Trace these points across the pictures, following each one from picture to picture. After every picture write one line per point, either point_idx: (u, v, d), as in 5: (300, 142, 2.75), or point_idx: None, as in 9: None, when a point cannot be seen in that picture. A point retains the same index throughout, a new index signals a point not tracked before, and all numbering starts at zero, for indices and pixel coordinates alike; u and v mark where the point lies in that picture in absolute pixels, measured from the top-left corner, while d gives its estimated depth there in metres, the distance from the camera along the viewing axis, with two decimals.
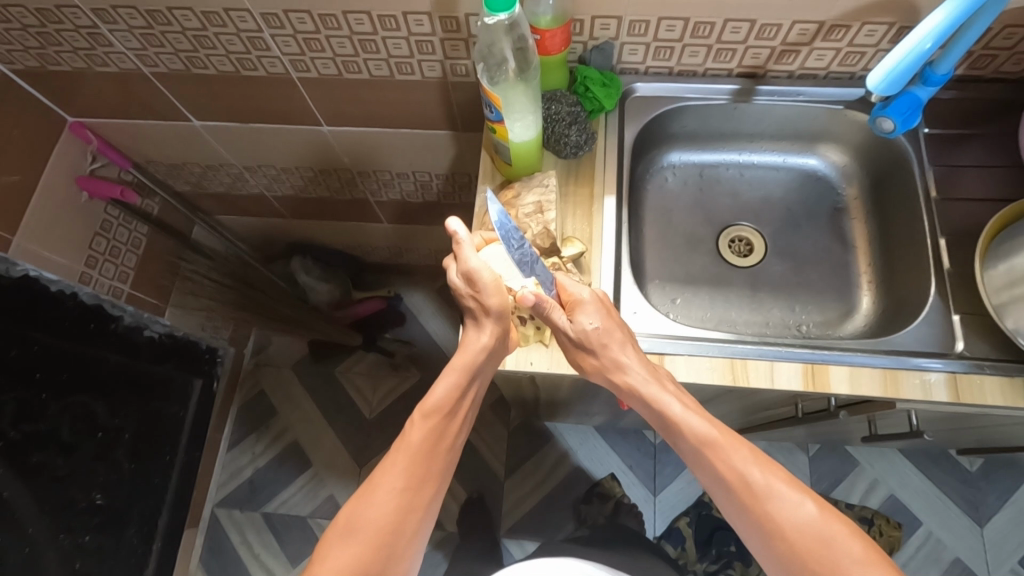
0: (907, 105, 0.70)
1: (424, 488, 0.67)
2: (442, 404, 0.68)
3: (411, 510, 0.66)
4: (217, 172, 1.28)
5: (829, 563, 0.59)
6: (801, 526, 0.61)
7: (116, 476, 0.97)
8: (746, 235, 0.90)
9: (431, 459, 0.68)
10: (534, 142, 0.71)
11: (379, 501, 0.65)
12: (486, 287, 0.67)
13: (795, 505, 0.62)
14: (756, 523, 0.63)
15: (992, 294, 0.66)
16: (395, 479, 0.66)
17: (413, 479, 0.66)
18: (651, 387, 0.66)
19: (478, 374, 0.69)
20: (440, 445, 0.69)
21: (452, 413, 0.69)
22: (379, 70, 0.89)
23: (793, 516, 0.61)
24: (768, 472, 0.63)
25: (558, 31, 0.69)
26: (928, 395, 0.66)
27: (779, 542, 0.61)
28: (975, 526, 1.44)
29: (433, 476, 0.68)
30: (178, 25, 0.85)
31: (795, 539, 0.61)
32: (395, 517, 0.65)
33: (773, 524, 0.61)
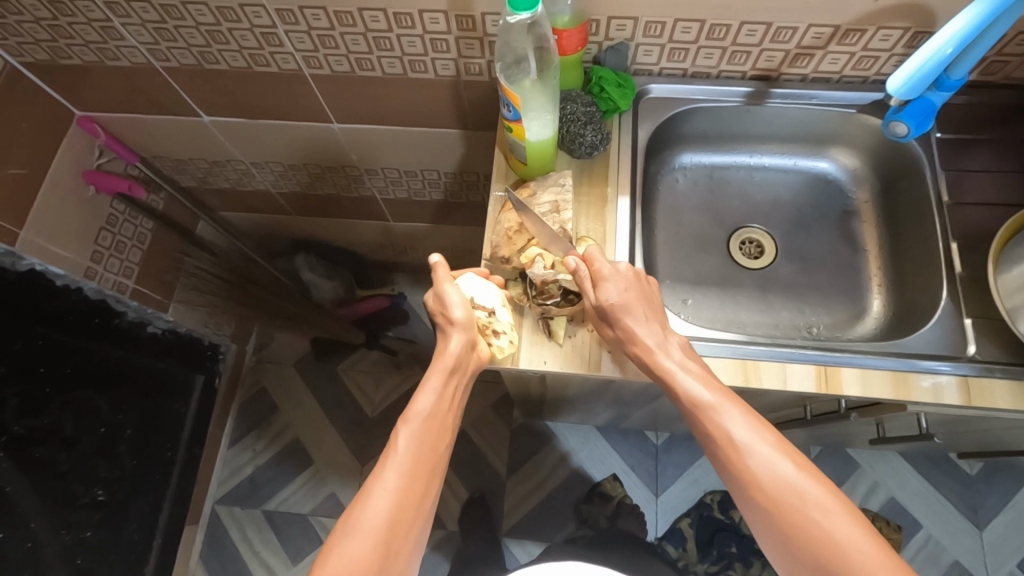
0: (921, 109, 0.71)
1: (420, 489, 0.63)
2: (430, 405, 0.65)
3: (411, 511, 0.62)
4: (223, 167, 1.27)
5: (801, 523, 0.59)
6: (778, 485, 0.60)
7: (116, 471, 1.01)
8: (756, 237, 0.90)
9: (425, 461, 0.64)
10: (550, 141, 0.71)
11: (375, 504, 0.61)
12: (455, 305, 0.68)
13: (775, 466, 0.61)
14: (735, 477, 0.63)
15: (1005, 298, 0.66)
16: (388, 482, 0.62)
17: (410, 479, 0.63)
18: (655, 352, 0.66)
19: (458, 377, 0.68)
20: (434, 446, 0.65)
21: (441, 413, 0.66)
22: (392, 67, 0.89)
23: (772, 475, 0.60)
24: (754, 433, 0.62)
25: (575, 31, 0.70)
26: (939, 398, 0.67)
27: (754, 498, 0.61)
28: (974, 529, 1.45)
29: (429, 476, 0.64)
30: (192, 20, 0.84)
31: (768, 496, 0.60)
32: (393, 519, 0.61)
33: (749, 480, 0.61)
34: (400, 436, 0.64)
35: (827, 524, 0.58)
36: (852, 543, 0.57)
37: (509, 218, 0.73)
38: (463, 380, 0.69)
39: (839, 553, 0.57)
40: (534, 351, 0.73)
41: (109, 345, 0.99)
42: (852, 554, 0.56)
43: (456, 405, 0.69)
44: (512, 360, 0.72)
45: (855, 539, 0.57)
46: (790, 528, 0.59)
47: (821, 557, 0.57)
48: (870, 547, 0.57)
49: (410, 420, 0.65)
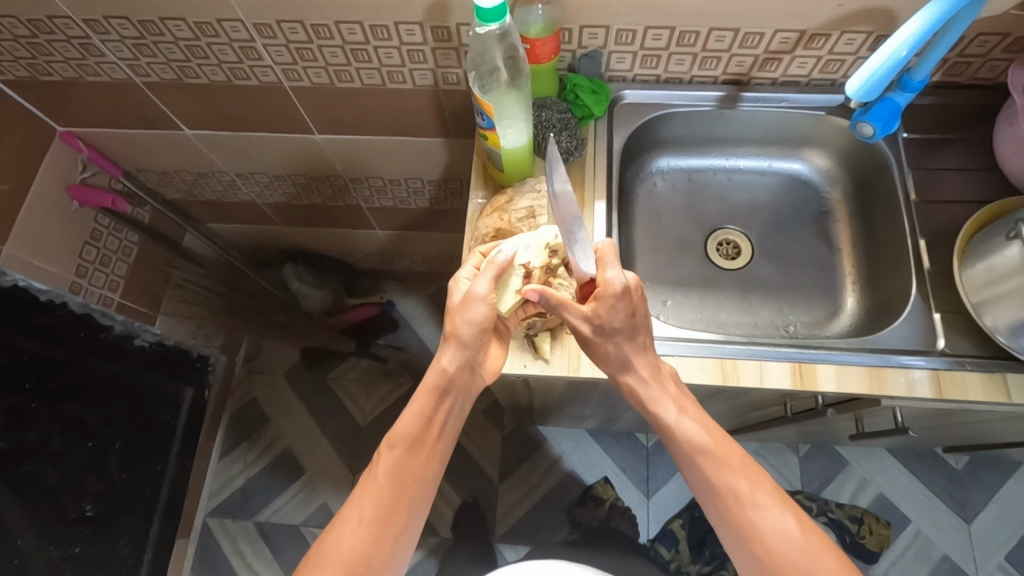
0: (886, 111, 0.73)
1: (394, 520, 0.67)
2: (410, 430, 0.69)
3: (383, 539, 0.67)
4: (208, 180, 1.28)
5: (751, 525, 0.65)
6: (733, 494, 0.65)
7: (106, 485, 1.17)
8: (733, 238, 0.92)
9: (402, 492, 0.68)
10: (526, 148, 0.72)
11: (349, 531, 0.66)
12: (467, 332, 0.67)
13: (732, 478, 0.66)
14: (699, 482, 0.68)
15: (971, 293, 0.67)
16: (363, 512, 0.67)
17: (385, 508, 0.67)
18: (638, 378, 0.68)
19: (450, 396, 0.70)
20: (416, 475, 0.69)
21: (423, 437, 0.69)
22: (370, 79, 0.90)
23: (725, 485, 0.66)
24: (713, 448, 0.67)
25: (547, 40, 0.71)
26: (912, 392, 0.68)
27: (711, 502, 0.67)
28: (962, 523, 1.47)
29: (405, 507, 0.68)
30: (170, 36, 0.85)
31: (721, 501, 0.66)
32: (366, 549, 0.65)
33: (708, 489, 0.67)
34: (381, 460, 0.68)
35: (773, 527, 0.64)
36: (792, 545, 0.63)
37: (486, 225, 0.73)
38: (455, 400, 0.70)
39: (780, 554, 0.63)
40: (515, 353, 0.73)
41: (97, 359, 1.14)
42: (792, 555, 0.63)
43: (446, 430, 0.72)
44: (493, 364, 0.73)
45: (796, 543, 0.63)
46: (742, 532, 0.65)
47: (766, 555, 0.63)
48: (809, 550, 0.63)
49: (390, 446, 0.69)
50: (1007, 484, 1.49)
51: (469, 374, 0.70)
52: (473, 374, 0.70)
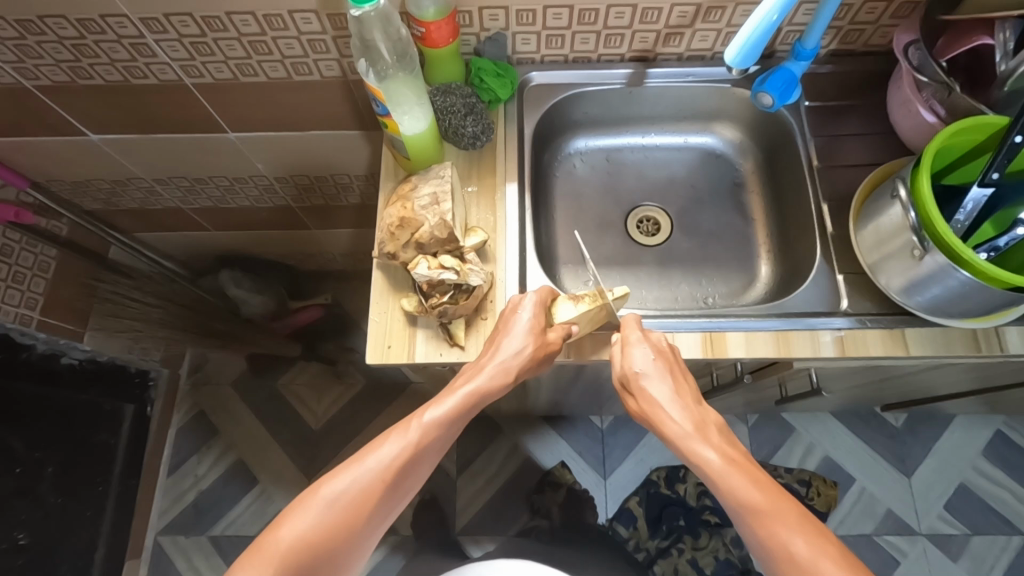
0: (783, 79, 0.75)
1: (402, 485, 0.63)
2: (439, 419, 0.64)
3: (384, 500, 0.62)
4: (125, 187, 1.22)
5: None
6: (789, 557, 0.54)
7: (38, 510, 1.24)
8: (653, 215, 0.92)
9: (421, 462, 0.64)
10: (427, 134, 0.71)
11: (359, 477, 0.61)
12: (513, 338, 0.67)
13: (789, 537, 0.55)
14: (757, 546, 0.57)
15: (866, 252, 0.69)
16: (382, 464, 0.62)
17: (401, 470, 0.62)
18: (689, 437, 0.63)
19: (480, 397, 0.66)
20: (437, 448, 0.65)
21: (450, 424, 0.65)
22: (275, 72, 0.88)
23: (781, 544, 0.55)
24: (774, 494, 0.58)
25: (442, 23, 0.70)
26: (818, 352, 0.70)
27: (770, 567, 0.56)
28: (903, 478, 1.53)
29: (415, 474, 0.64)
30: (53, 35, 0.81)
31: (777, 566, 0.55)
32: (368, 503, 0.61)
33: (764, 550, 0.56)
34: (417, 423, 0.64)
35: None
36: None
37: (390, 215, 0.71)
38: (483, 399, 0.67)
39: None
40: (431, 344, 0.72)
41: (19, 380, 1.23)
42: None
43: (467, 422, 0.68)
44: (409, 356, 0.71)
45: None
46: None
47: None
48: None
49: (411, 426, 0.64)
50: (943, 437, 1.55)
51: (522, 365, 0.67)
52: (526, 365, 0.67)
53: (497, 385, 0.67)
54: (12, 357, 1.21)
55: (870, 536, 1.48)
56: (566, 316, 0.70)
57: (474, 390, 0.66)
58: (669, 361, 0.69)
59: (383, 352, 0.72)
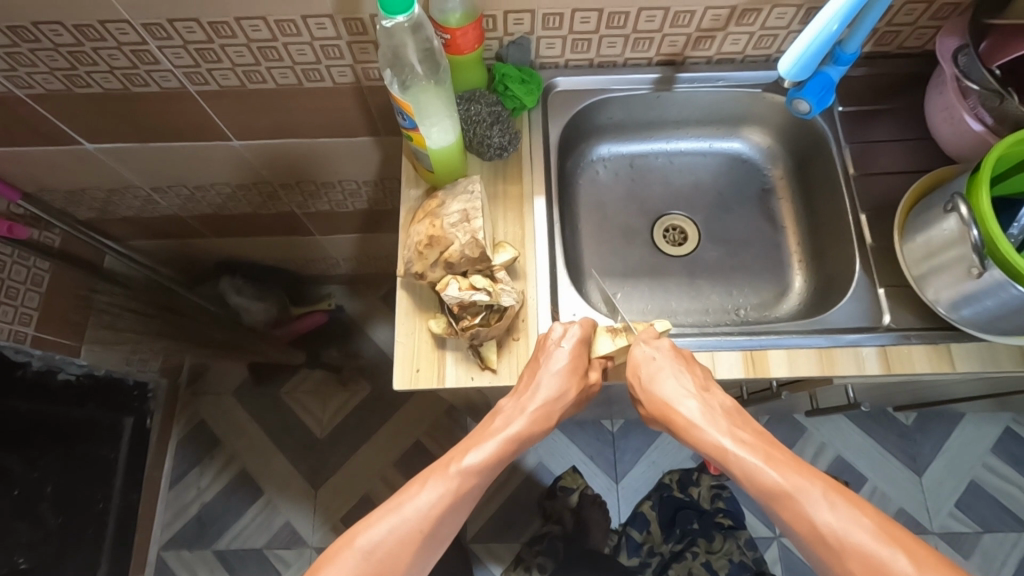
0: (820, 85, 0.72)
1: (440, 534, 0.60)
2: (480, 464, 0.62)
3: (425, 551, 0.59)
4: (122, 196, 1.17)
5: (843, 561, 0.53)
6: (816, 527, 0.55)
7: (38, 532, 1.20)
8: (679, 223, 0.90)
9: (460, 509, 0.61)
10: (454, 147, 0.68)
11: (397, 526, 0.58)
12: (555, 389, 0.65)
13: (815, 509, 0.55)
14: (783, 520, 0.58)
15: (912, 266, 0.67)
16: (422, 511, 0.59)
17: (441, 519, 0.59)
18: (699, 428, 0.62)
19: (518, 441, 0.64)
20: (474, 495, 0.62)
21: (490, 469, 0.63)
22: (285, 78, 0.84)
23: (806, 521, 0.55)
24: (789, 471, 0.57)
25: (468, 29, 0.66)
26: (862, 369, 0.68)
27: (799, 538, 0.57)
28: (915, 476, 1.52)
29: (454, 522, 0.61)
30: (48, 41, 0.76)
31: (805, 537, 0.56)
32: (408, 554, 0.57)
33: (790, 524, 0.57)
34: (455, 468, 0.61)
35: (871, 565, 0.52)
36: None
37: (418, 232, 0.68)
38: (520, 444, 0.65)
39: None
40: (461, 367, 0.69)
41: (17, 400, 1.17)
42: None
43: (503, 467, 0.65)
44: (439, 380, 0.68)
45: None
46: (835, 572, 0.54)
47: None
48: None
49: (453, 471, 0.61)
50: (954, 435, 1.55)
51: (564, 408, 0.66)
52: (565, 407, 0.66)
53: (537, 430, 0.65)
54: (7, 375, 1.16)
55: None
56: (605, 351, 0.70)
57: (514, 435, 0.64)
58: (682, 361, 0.66)
59: (411, 376, 0.68)
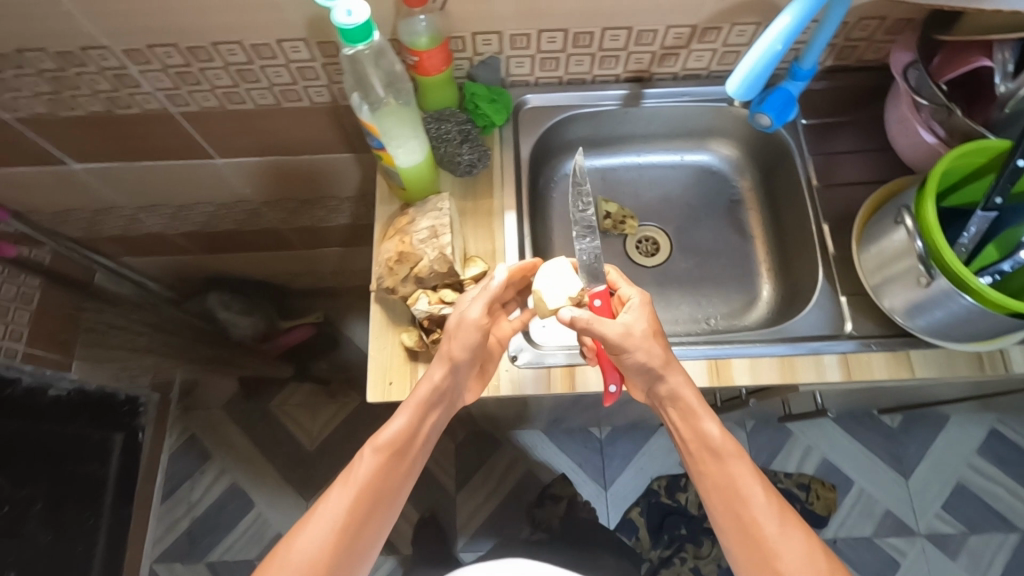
0: (780, 100, 0.74)
1: (369, 518, 0.64)
2: (396, 438, 0.64)
3: (355, 534, 0.62)
4: (109, 214, 1.19)
5: (770, 552, 0.61)
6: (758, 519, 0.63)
7: (29, 550, 1.20)
8: (651, 235, 0.91)
9: (380, 495, 0.64)
10: (424, 165, 0.70)
11: (320, 527, 0.61)
12: (468, 342, 0.64)
13: (761, 502, 0.63)
14: (724, 505, 0.65)
15: (869, 275, 0.69)
16: (338, 512, 0.62)
17: (363, 504, 0.63)
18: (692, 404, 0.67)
19: (435, 409, 0.66)
20: (397, 471, 0.65)
21: (409, 444, 0.65)
22: (263, 99, 0.86)
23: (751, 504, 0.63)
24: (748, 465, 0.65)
25: (436, 51, 0.69)
26: (823, 376, 0.69)
27: (732, 527, 0.64)
28: (900, 478, 1.53)
29: (382, 503, 0.65)
30: (32, 68, 0.78)
31: (744, 522, 0.63)
32: (338, 546, 0.61)
33: (733, 509, 0.64)
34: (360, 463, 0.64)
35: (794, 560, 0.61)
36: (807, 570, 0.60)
37: (388, 249, 0.70)
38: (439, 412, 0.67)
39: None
40: None
41: (6, 418, 1.19)
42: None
43: (427, 437, 0.68)
44: (410, 393, 0.70)
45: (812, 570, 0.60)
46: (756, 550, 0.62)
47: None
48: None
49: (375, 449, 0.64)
50: (938, 436, 1.56)
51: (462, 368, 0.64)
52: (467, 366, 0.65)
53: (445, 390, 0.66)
54: None
55: (870, 538, 1.49)
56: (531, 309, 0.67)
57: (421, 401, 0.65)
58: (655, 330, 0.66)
59: (384, 390, 0.70)
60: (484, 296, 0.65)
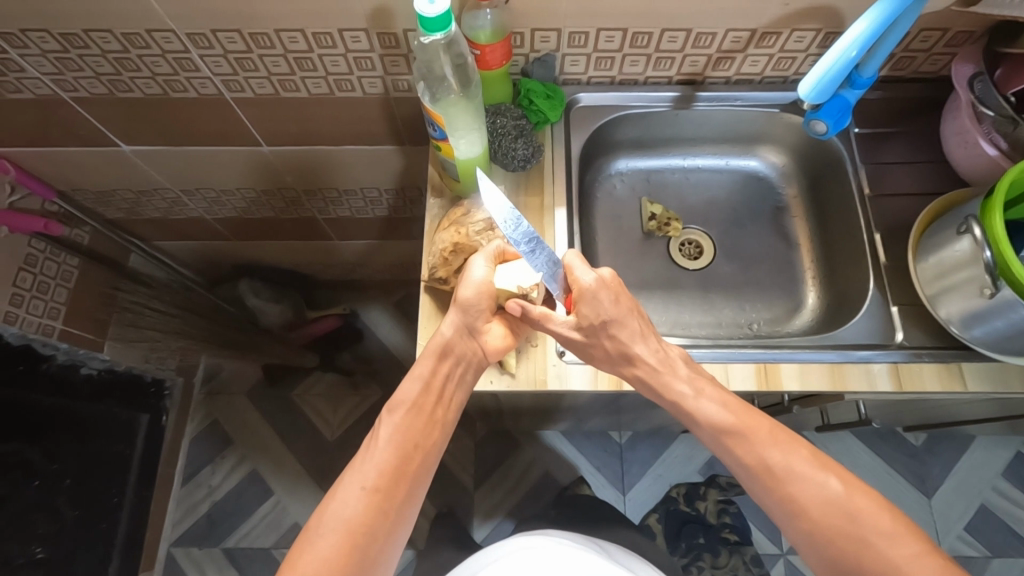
0: (837, 107, 0.74)
1: (400, 483, 0.63)
2: (411, 396, 0.65)
3: (388, 499, 0.61)
4: (151, 197, 1.21)
5: (792, 498, 0.61)
6: (768, 467, 0.62)
7: (56, 524, 1.19)
8: (695, 238, 0.92)
9: (406, 457, 0.63)
10: (481, 157, 0.71)
11: (348, 494, 0.61)
12: (471, 284, 0.68)
13: (765, 450, 0.63)
14: (736, 465, 0.65)
15: (925, 285, 0.69)
16: (366, 477, 0.62)
17: (390, 468, 0.62)
18: (658, 371, 0.67)
19: (450, 362, 0.67)
20: (418, 433, 0.65)
21: (428, 402, 0.66)
22: (317, 88, 0.87)
23: (763, 462, 0.63)
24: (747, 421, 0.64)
25: (497, 45, 0.69)
26: (873, 385, 0.69)
27: (749, 480, 0.64)
28: (923, 497, 1.51)
29: (413, 466, 0.64)
30: (97, 48, 0.80)
31: (757, 477, 0.63)
32: (371, 512, 0.60)
33: (743, 468, 0.64)
34: (382, 427, 0.64)
35: (815, 494, 0.60)
36: (844, 511, 0.59)
37: (443, 239, 0.72)
38: (456, 366, 0.68)
39: (831, 524, 0.59)
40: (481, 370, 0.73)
41: (41, 395, 1.17)
42: (845, 520, 0.59)
43: (448, 398, 0.68)
44: None
45: (843, 508, 0.60)
46: (786, 506, 0.62)
47: (815, 526, 0.60)
48: (862, 514, 0.59)
49: (392, 411, 0.65)
50: (963, 458, 1.53)
51: (467, 317, 0.67)
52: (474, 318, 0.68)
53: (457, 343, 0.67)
54: (33, 368, 1.17)
55: None
56: (478, 271, 0.68)
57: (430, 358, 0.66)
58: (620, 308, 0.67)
59: None
60: (491, 252, 0.69)
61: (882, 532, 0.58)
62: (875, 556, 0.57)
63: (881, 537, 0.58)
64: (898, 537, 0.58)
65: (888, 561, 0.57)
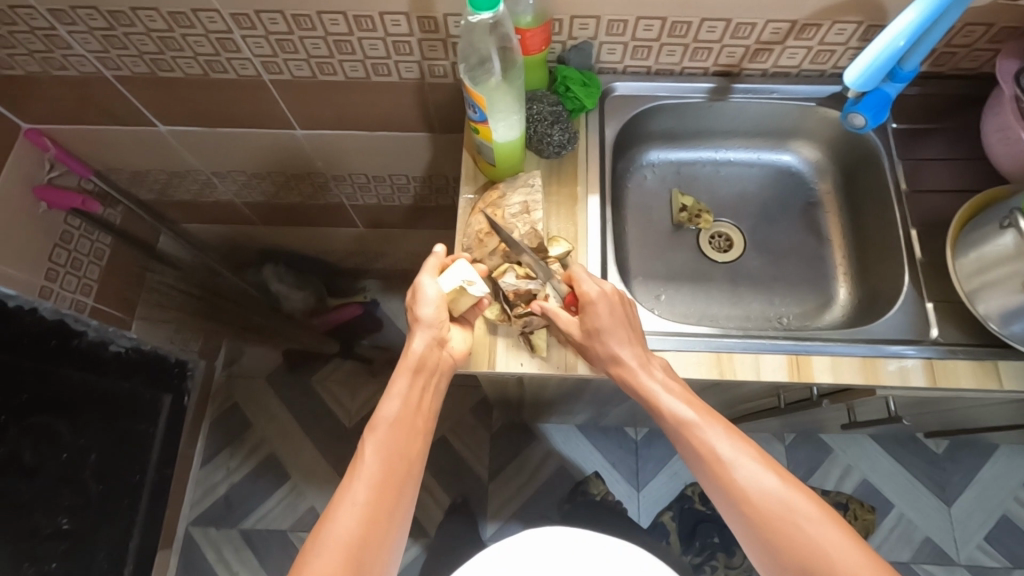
0: (876, 101, 0.74)
1: (394, 493, 0.62)
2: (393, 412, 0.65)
3: (383, 512, 0.61)
4: (183, 179, 1.23)
5: (738, 490, 0.60)
6: (717, 458, 0.62)
7: (80, 498, 1.15)
8: (725, 231, 0.91)
9: (394, 469, 0.63)
10: (518, 142, 0.71)
11: (345, 515, 0.60)
12: (427, 302, 0.67)
13: (718, 443, 0.63)
14: (691, 456, 0.64)
15: (964, 280, 0.68)
16: (357, 494, 0.61)
17: (382, 482, 0.62)
18: (637, 370, 0.66)
19: (428, 376, 0.68)
20: (405, 445, 0.65)
21: (410, 414, 0.66)
22: (354, 71, 0.88)
23: (713, 452, 0.62)
24: (706, 417, 0.64)
25: (538, 30, 0.69)
26: (906, 381, 0.69)
27: (701, 472, 0.64)
28: (943, 506, 1.49)
29: (405, 477, 0.64)
30: (142, 26, 0.82)
31: (706, 467, 0.62)
32: (371, 528, 0.60)
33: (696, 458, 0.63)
34: (364, 447, 0.64)
35: (758, 487, 0.60)
36: (783, 505, 0.59)
37: (479, 221, 0.73)
38: (434, 380, 0.69)
39: (771, 513, 0.59)
40: (511, 353, 0.73)
41: (70, 368, 1.14)
42: (784, 514, 0.59)
43: (428, 409, 0.69)
44: (489, 364, 0.72)
45: (782, 500, 0.59)
46: (731, 497, 0.61)
47: (756, 518, 0.59)
48: (800, 508, 0.59)
49: (376, 427, 0.65)
50: (985, 467, 1.51)
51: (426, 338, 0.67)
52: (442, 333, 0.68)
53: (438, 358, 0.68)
54: (65, 343, 1.13)
55: (908, 564, 1.44)
56: (432, 288, 0.68)
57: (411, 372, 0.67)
58: (616, 315, 0.67)
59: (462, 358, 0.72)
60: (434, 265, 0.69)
61: (817, 522, 0.58)
62: (807, 543, 0.57)
63: (814, 525, 0.58)
64: (830, 526, 0.58)
65: (818, 546, 0.57)
